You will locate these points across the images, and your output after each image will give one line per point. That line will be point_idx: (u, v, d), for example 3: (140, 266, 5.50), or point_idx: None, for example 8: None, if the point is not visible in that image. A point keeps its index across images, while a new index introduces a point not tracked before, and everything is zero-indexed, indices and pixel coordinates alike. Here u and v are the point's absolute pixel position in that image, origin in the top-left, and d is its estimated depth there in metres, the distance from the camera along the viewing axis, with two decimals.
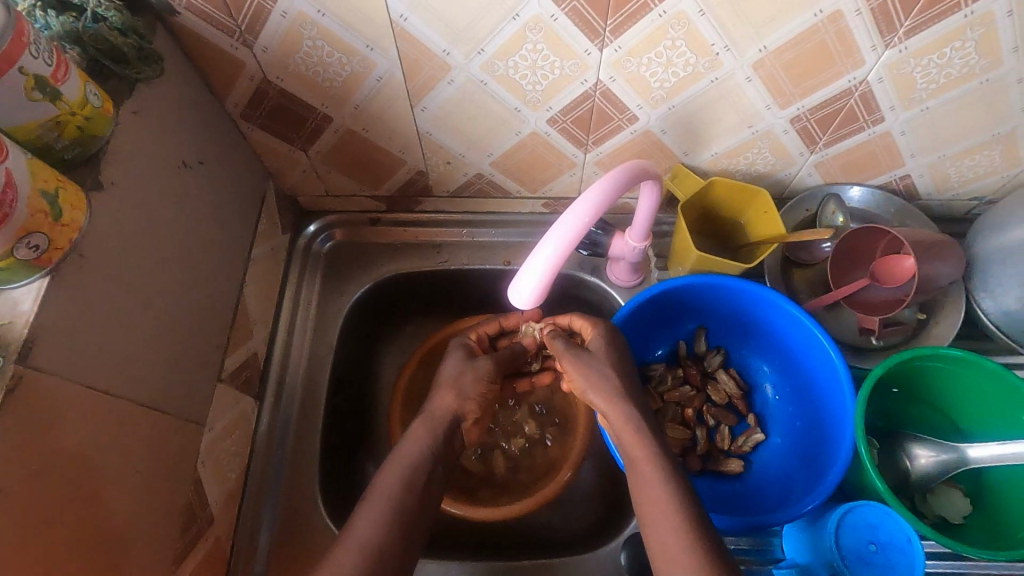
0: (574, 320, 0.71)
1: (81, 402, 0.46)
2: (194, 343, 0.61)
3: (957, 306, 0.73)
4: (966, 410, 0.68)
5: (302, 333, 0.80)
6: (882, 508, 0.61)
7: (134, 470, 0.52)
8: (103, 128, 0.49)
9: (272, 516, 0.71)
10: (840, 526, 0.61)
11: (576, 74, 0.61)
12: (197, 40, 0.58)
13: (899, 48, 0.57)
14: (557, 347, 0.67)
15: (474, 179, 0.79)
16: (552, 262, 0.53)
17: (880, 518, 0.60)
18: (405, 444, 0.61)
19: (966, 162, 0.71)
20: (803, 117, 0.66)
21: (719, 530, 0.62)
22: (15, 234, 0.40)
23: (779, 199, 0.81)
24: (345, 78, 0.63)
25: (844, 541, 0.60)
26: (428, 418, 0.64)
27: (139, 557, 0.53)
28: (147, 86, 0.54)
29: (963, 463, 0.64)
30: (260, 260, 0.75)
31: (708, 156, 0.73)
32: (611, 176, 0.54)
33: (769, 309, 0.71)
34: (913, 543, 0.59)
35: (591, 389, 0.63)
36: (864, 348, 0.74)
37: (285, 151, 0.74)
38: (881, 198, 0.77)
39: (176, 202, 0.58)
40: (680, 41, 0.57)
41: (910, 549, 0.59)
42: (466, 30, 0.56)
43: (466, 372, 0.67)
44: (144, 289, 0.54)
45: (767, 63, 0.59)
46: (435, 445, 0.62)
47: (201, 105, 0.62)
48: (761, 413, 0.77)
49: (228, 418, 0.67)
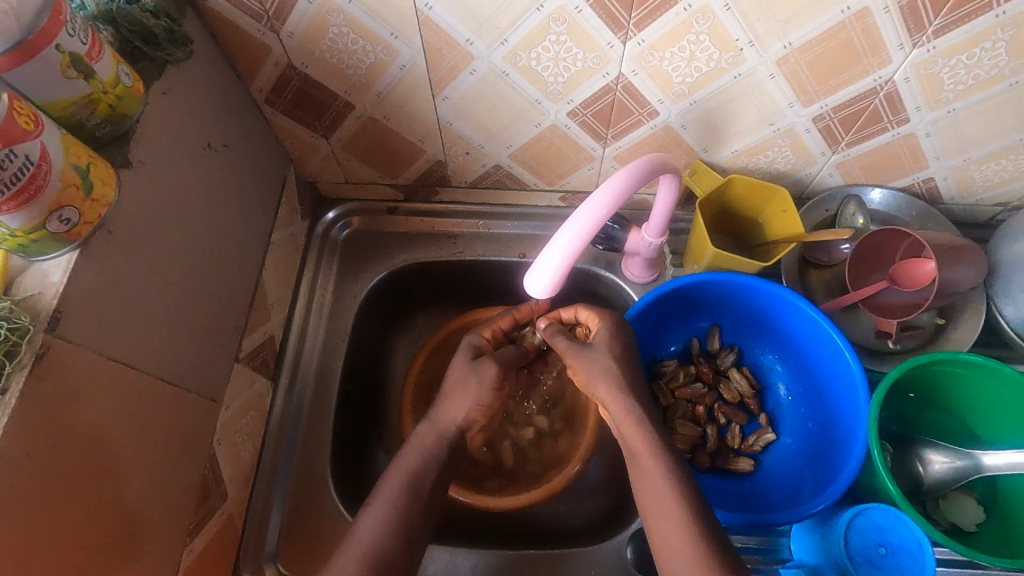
0: (580, 312, 0.69)
1: (105, 374, 0.47)
2: (214, 323, 0.62)
3: (978, 312, 0.72)
4: (983, 417, 0.67)
5: (318, 318, 0.81)
6: (893, 511, 0.60)
7: (152, 444, 0.53)
8: (133, 107, 0.50)
9: (283, 497, 0.72)
10: (849, 527, 0.60)
11: (598, 67, 0.61)
12: (225, 24, 0.59)
13: (926, 47, 0.56)
14: (558, 345, 0.66)
15: (492, 170, 0.79)
16: (569, 252, 0.53)
17: (891, 521, 0.60)
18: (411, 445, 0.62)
19: (992, 166, 0.70)
20: (826, 115, 0.65)
21: (726, 526, 0.62)
22: (47, 207, 0.41)
23: (798, 199, 0.81)
24: (369, 66, 0.63)
25: (853, 542, 0.60)
26: (433, 424, 0.64)
27: (155, 529, 0.54)
28: (176, 68, 0.55)
29: (978, 471, 0.63)
30: (279, 245, 0.76)
31: (728, 153, 0.73)
32: (630, 168, 0.54)
33: (784, 308, 0.71)
34: (924, 548, 0.58)
35: (594, 382, 0.62)
36: (881, 352, 0.73)
37: (307, 138, 0.75)
38: (903, 201, 0.76)
39: (200, 183, 0.59)
40: (704, 35, 0.56)
41: (919, 554, 0.58)
42: (490, 19, 0.56)
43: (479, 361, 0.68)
44: (168, 267, 0.55)
45: (792, 59, 0.58)
46: (441, 441, 0.63)
47: (226, 88, 0.63)
48: (772, 413, 0.77)
49: (244, 398, 0.68)
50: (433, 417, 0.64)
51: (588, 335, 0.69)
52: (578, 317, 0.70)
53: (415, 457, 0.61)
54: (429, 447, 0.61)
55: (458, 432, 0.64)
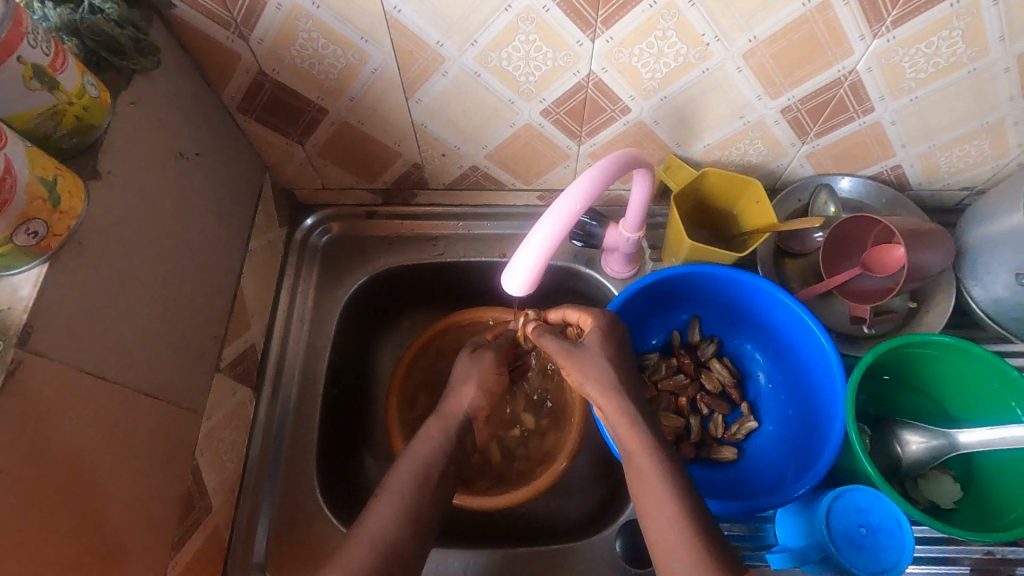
0: (568, 313, 0.68)
1: (81, 389, 0.47)
2: (192, 333, 0.62)
3: (948, 294, 0.74)
4: (956, 396, 0.69)
5: (299, 325, 0.80)
6: (872, 492, 0.61)
7: (132, 457, 0.52)
8: (101, 118, 0.50)
9: (270, 505, 0.71)
10: (833, 510, 0.61)
11: (568, 65, 0.62)
12: (193, 31, 0.59)
13: (886, 37, 0.58)
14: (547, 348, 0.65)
15: (469, 171, 0.79)
16: (545, 249, 0.53)
17: (871, 502, 0.61)
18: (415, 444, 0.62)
19: (955, 152, 0.72)
20: (794, 107, 0.66)
21: (720, 516, 0.63)
22: (13, 220, 0.41)
23: (771, 190, 0.82)
24: (341, 71, 0.63)
25: (834, 524, 0.61)
26: (439, 417, 0.65)
27: (138, 543, 0.53)
28: (144, 77, 0.55)
29: (954, 449, 0.65)
30: (258, 253, 0.76)
31: (701, 147, 0.74)
32: (603, 163, 0.54)
33: (762, 297, 0.72)
34: (904, 527, 0.59)
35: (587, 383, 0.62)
36: (855, 336, 0.75)
37: (282, 145, 0.75)
38: (873, 188, 0.78)
39: (173, 193, 0.59)
40: (670, 31, 0.57)
41: (900, 533, 0.59)
42: (460, 20, 0.56)
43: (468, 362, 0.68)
44: (143, 279, 0.54)
45: (757, 53, 0.60)
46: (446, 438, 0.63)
47: (197, 98, 0.63)
48: (754, 401, 0.78)
49: (226, 408, 0.68)
50: (440, 412, 0.65)
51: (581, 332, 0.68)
52: (567, 317, 0.69)
53: (421, 451, 0.61)
54: (424, 450, 0.62)
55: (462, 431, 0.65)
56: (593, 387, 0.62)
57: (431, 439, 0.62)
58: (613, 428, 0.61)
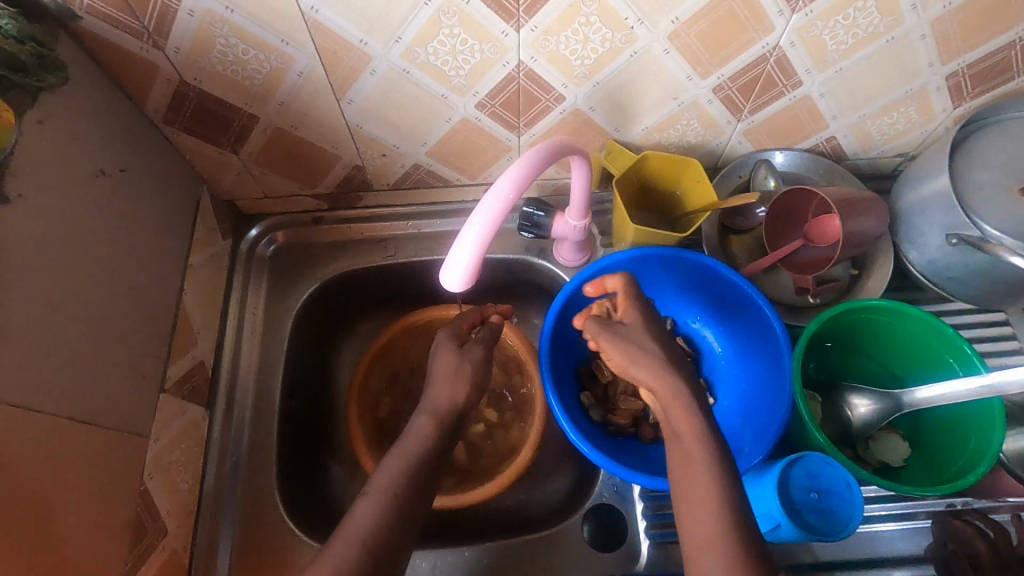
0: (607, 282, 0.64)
1: (5, 422, 0.45)
2: (131, 354, 0.60)
3: (887, 259, 0.75)
4: (900, 359, 0.71)
5: (251, 338, 0.79)
6: (822, 456, 0.62)
7: (72, 488, 0.51)
8: (5, 139, 0.48)
9: (231, 523, 0.70)
10: (784, 475, 0.62)
11: (497, 57, 0.61)
12: (104, 44, 0.57)
13: (804, 12, 0.59)
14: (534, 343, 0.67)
15: (412, 170, 0.79)
16: (480, 242, 0.52)
17: (821, 466, 0.61)
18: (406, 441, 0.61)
19: (885, 120, 0.74)
20: (724, 85, 0.67)
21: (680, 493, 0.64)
22: None
23: (714, 169, 0.83)
24: (266, 75, 0.62)
25: (786, 490, 0.62)
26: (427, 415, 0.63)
27: (86, 575, 0.52)
28: (52, 94, 0.53)
29: (898, 409, 0.67)
30: (200, 268, 0.74)
31: (639, 131, 0.74)
32: (534, 153, 0.54)
33: (709, 275, 0.72)
34: (853, 489, 0.60)
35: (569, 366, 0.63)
36: (802, 307, 0.76)
37: (216, 155, 0.73)
38: (810, 160, 0.79)
39: (97, 212, 0.57)
40: (594, 16, 0.57)
41: (849, 495, 0.60)
42: (381, 17, 0.56)
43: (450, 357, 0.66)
44: (69, 304, 0.53)
45: (681, 34, 0.60)
46: (432, 430, 0.62)
47: (117, 112, 0.61)
48: (709, 378, 0.79)
49: (176, 428, 0.66)
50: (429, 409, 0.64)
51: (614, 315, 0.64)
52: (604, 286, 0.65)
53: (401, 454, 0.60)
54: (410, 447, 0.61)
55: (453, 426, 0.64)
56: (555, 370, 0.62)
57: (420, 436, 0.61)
58: None
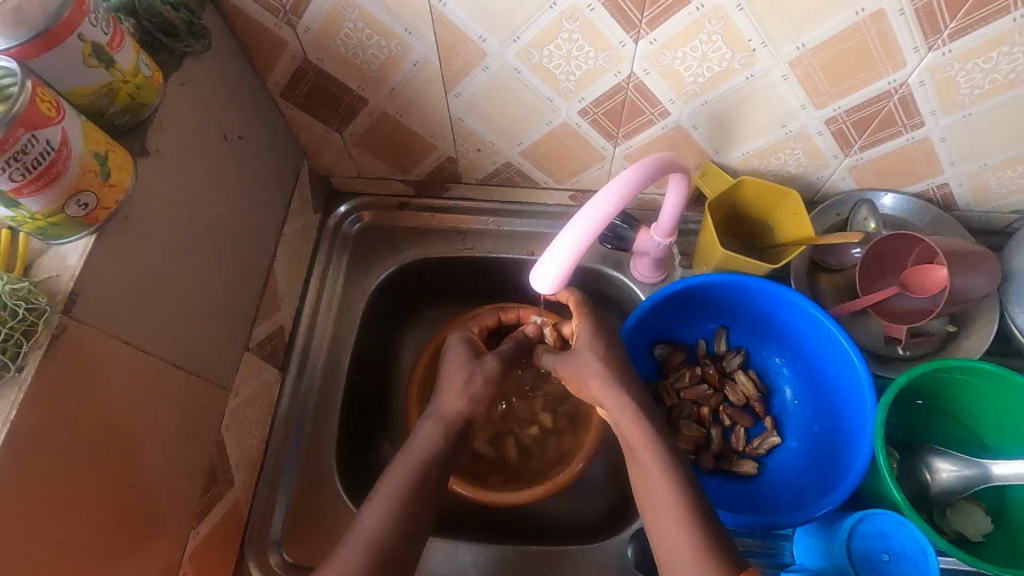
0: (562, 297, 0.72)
1: (119, 358, 0.49)
2: (226, 310, 0.63)
3: (991, 320, 0.71)
4: (992, 427, 0.67)
5: (327, 310, 0.82)
6: (897, 517, 0.59)
7: (162, 427, 0.54)
8: (152, 97, 0.51)
9: (289, 484, 0.73)
10: (853, 532, 0.60)
11: (609, 66, 0.61)
12: (243, 17, 0.60)
13: (941, 51, 0.56)
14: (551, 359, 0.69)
15: (503, 167, 0.79)
16: (574, 249, 0.53)
17: (894, 528, 0.59)
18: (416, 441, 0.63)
19: (1007, 172, 0.69)
20: (839, 118, 0.65)
21: (734, 528, 0.62)
22: (66, 191, 0.43)
23: (810, 203, 0.80)
24: (383, 62, 0.64)
25: (855, 547, 0.60)
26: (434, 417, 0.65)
27: (163, 510, 0.55)
28: (194, 60, 0.56)
29: (987, 480, 0.63)
30: (292, 237, 0.77)
31: (739, 155, 0.72)
32: (639, 166, 0.54)
33: (793, 311, 0.70)
34: (927, 555, 0.57)
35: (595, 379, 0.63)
36: (890, 358, 0.72)
37: (321, 132, 0.76)
38: (917, 206, 0.75)
39: (215, 174, 0.60)
40: (716, 35, 0.56)
41: (923, 560, 0.58)
42: (504, 17, 0.57)
43: (461, 363, 0.68)
44: (182, 256, 0.56)
45: (805, 61, 0.58)
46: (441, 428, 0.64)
47: (243, 82, 0.65)
48: (778, 417, 0.76)
49: (253, 386, 0.69)
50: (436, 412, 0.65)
51: (570, 335, 0.74)
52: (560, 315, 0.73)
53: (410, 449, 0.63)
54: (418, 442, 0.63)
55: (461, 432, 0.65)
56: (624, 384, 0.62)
57: (429, 438, 0.63)
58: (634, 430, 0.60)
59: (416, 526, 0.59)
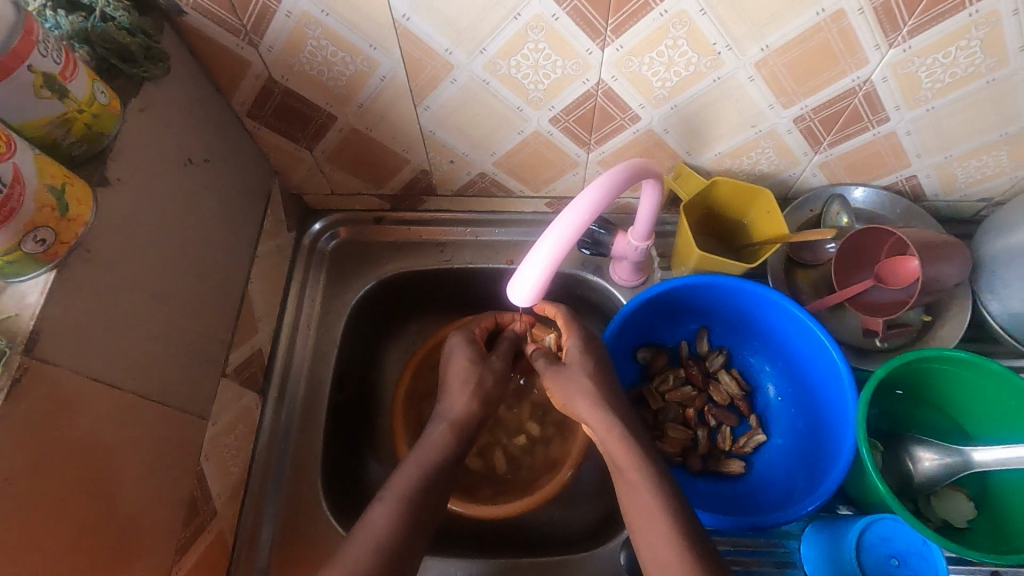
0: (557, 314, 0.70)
1: (88, 395, 0.47)
2: (199, 338, 0.62)
3: (964, 308, 0.72)
4: (973, 413, 0.67)
5: (306, 329, 0.80)
6: (891, 518, 0.62)
7: (138, 463, 0.53)
8: (110, 125, 0.50)
9: (275, 510, 0.71)
10: (858, 546, 0.61)
11: (578, 74, 0.61)
12: (203, 38, 0.59)
13: (902, 47, 0.57)
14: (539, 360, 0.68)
15: (477, 178, 0.79)
16: (551, 259, 0.52)
17: (892, 530, 0.61)
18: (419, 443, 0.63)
19: (973, 162, 0.71)
20: (807, 116, 0.65)
21: (716, 529, 0.63)
22: (22, 228, 0.41)
23: (783, 200, 0.81)
24: (349, 78, 0.63)
25: (864, 558, 0.61)
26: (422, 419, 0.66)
27: (142, 548, 0.53)
28: (154, 85, 0.55)
29: (968, 467, 0.63)
30: (266, 258, 0.76)
31: (711, 156, 0.73)
32: (611, 174, 0.54)
33: (772, 309, 0.71)
34: (928, 545, 0.60)
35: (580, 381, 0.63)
36: (868, 350, 0.73)
37: (291, 150, 0.75)
38: (887, 199, 0.77)
39: (181, 199, 0.59)
40: (682, 40, 0.57)
41: (926, 551, 0.60)
42: (469, 30, 0.56)
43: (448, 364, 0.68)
44: (150, 285, 0.54)
45: (770, 62, 0.59)
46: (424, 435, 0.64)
47: (207, 103, 0.63)
48: (763, 414, 0.77)
49: (232, 413, 0.68)
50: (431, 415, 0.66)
51: (560, 349, 0.71)
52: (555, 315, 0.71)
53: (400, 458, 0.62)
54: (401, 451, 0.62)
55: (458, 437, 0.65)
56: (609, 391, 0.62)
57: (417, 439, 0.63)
58: (622, 437, 0.60)
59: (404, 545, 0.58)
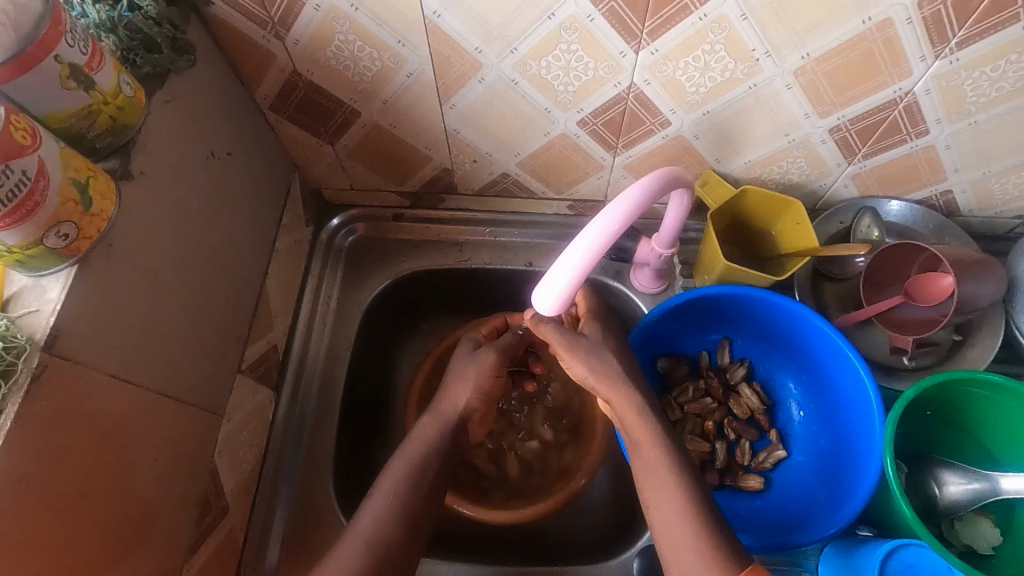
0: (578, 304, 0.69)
1: (107, 392, 0.47)
2: (216, 334, 0.61)
3: (996, 329, 0.70)
4: (1007, 442, 0.66)
5: (321, 326, 0.79)
6: (916, 545, 0.60)
7: (153, 460, 0.52)
8: (135, 118, 0.49)
9: (285, 508, 0.71)
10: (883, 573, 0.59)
11: (610, 76, 0.59)
12: (229, 30, 0.58)
13: (949, 59, 0.55)
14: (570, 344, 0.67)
15: (499, 178, 0.78)
16: (579, 267, 0.51)
17: (919, 558, 0.60)
18: (429, 435, 0.63)
19: (1012, 178, 0.68)
20: (843, 127, 0.63)
21: (754, 550, 0.62)
22: (45, 222, 0.40)
23: (812, 211, 0.79)
24: (375, 73, 0.62)
25: None
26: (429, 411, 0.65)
27: (154, 546, 0.53)
28: (178, 76, 0.54)
29: (995, 493, 0.62)
30: (283, 252, 0.75)
31: (741, 164, 0.71)
32: (643, 182, 0.53)
33: (799, 324, 0.69)
34: (954, 572, 0.59)
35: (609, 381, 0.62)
36: (895, 368, 0.72)
37: (312, 145, 0.74)
38: (920, 213, 0.74)
39: (202, 193, 0.58)
40: (719, 45, 0.55)
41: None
42: (500, 28, 0.55)
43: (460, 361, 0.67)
44: (169, 280, 0.54)
45: (810, 70, 0.57)
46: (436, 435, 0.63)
47: (230, 95, 0.62)
48: (784, 430, 0.75)
49: (246, 410, 0.67)
50: (435, 408, 0.65)
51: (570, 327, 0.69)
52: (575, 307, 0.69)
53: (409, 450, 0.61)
54: (410, 452, 0.61)
55: (468, 427, 0.65)
56: (632, 406, 0.60)
57: (431, 434, 0.63)
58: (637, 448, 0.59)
59: (414, 549, 0.57)
